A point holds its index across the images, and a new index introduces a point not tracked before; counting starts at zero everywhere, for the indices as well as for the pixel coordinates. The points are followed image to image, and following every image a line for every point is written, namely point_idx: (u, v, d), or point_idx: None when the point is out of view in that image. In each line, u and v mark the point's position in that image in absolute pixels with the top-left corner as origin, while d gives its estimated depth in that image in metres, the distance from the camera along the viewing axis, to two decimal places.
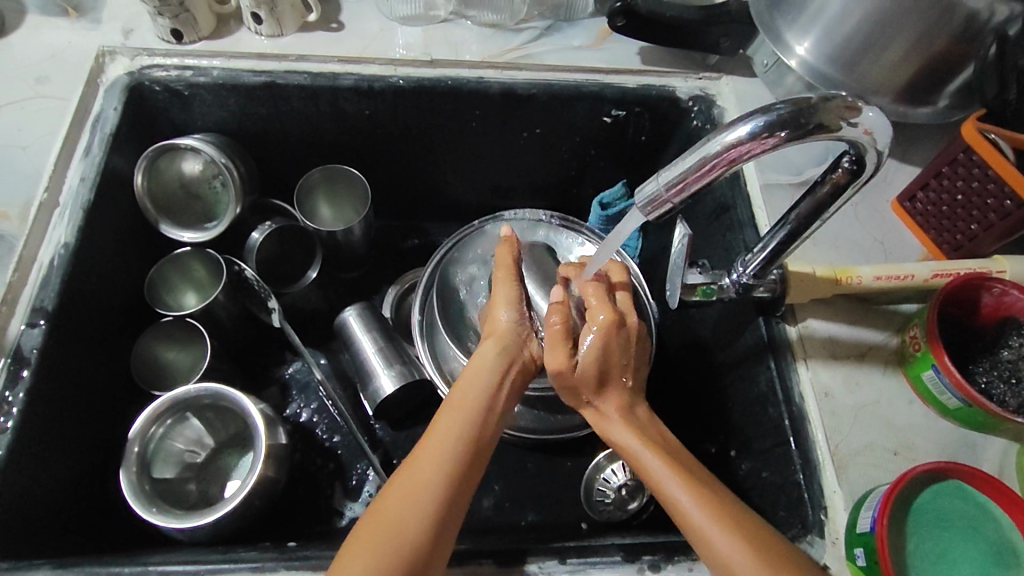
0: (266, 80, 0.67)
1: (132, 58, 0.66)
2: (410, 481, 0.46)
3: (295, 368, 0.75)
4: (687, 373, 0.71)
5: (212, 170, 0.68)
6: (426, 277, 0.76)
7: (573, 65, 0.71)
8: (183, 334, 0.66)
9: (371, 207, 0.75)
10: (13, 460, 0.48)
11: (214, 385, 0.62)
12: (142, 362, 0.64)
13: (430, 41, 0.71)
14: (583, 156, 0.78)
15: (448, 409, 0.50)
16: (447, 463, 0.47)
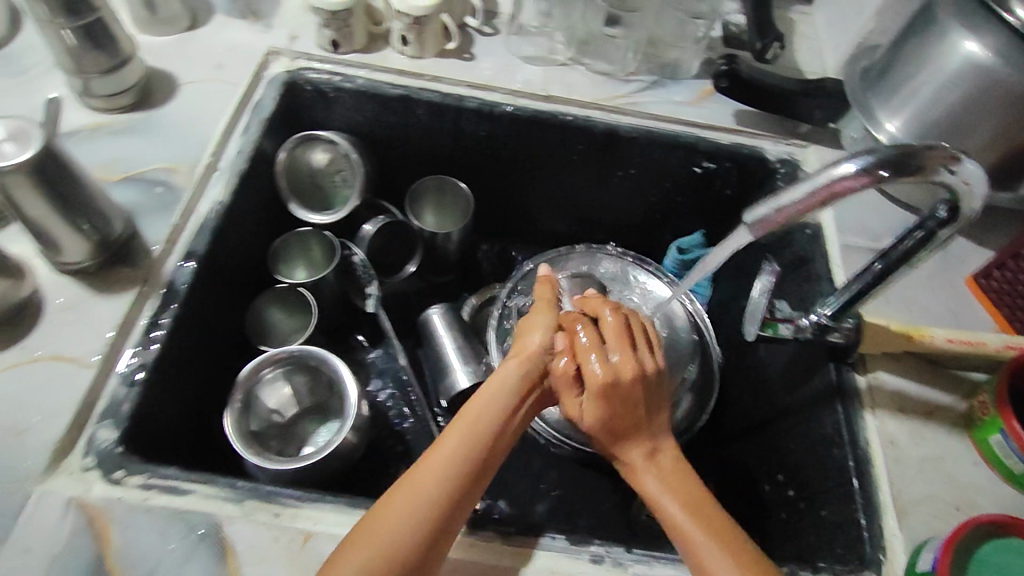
0: (402, 92, 0.76)
1: (292, 59, 0.77)
2: (411, 485, 0.47)
3: (374, 354, 0.81)
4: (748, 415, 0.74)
5: (341, 156, 0.76)
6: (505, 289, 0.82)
7: (674, 117, 0.78)
8: (293, 301, 0.73)
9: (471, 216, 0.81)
10: (155, 376, 0.54)
11: (322, 350, 0.68)
12: (253, 320, 0.71)
13: (551, 79, 0.79)
14: (669, 201, 0.84)
15: (456, 427, 0.51)
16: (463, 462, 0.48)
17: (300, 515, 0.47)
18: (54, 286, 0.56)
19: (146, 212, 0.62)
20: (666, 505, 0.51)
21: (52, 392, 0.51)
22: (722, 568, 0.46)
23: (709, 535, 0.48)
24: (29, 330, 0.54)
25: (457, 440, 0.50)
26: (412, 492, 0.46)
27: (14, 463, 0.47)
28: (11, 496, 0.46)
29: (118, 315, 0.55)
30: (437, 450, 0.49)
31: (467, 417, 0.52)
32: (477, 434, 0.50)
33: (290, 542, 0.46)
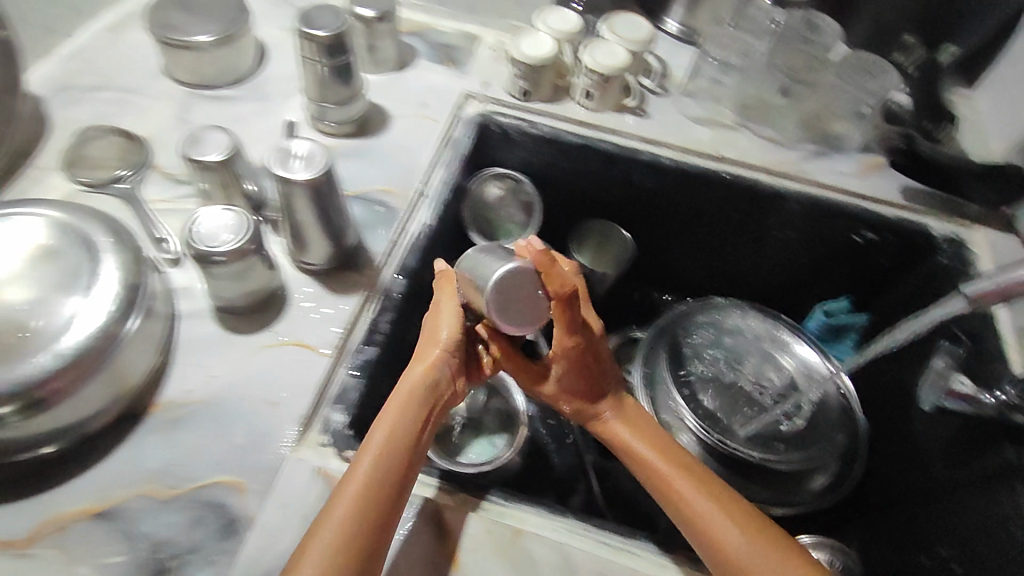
0: (583, 141, 0.83)
1: (484, 103, 0.85)
2: (365, 484, 0.49)
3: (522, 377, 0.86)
4: (896, 484, 0.75)
5: (513, 189, 0.84)
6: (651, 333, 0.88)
7: (840, 187, 0.81)
8: None
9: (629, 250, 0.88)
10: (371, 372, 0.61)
11: None
12: None
13: (720, 141, 0.84)
14: (820, 265, 0.87)
15: (381, 426, 0.53)
16: (389, 456, 0.51)
17: (507, 513, 0.54)
18: (296, 282, 0.65)
19: (369, 226, 0.70)
20: (652, 460, 0.59)
21: (298, 373, 0.59)
22: (729, 533, 0.52)
23: (705, 495, 0.55)
24: (276, 318, 0.62)
25: (391, 414, 0.53)
26: (361, 495, 0.48)
27: (272, 429, 0.55)
28: (270, 459, 0.54)
29: (348, 314, 0.63)
30: (368, 448, 0.51)
31: (391, 415, 0.53)
32: (388, 427, 0.52)
33: (503, 535, 0.53)
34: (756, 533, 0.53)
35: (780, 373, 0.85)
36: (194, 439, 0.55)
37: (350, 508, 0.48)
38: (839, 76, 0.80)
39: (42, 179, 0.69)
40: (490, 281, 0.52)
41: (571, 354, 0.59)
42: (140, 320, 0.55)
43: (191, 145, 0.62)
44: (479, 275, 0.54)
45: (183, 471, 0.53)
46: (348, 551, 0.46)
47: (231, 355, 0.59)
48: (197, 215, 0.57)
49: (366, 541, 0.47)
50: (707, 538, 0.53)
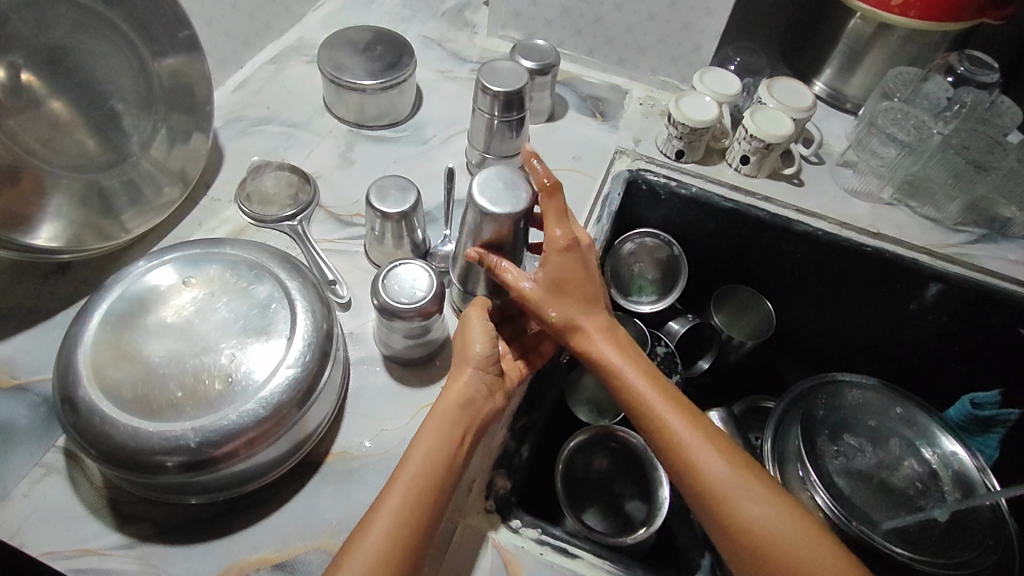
0: (734, 206, 0.82)
1: (634, 159, 0.85)
2: (397, 506, 0.46)
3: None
4: None
5: (653, 247, 0.82)
6: (782, 402, 0.82)
7: (1005, 274, 0.78)
8: None
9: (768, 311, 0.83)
10: None
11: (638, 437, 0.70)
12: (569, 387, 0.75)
13: (878, 217, 0.82)
14: (972, 356, 0.83)
15: (416, 449, 0.49)
16: (419, 489, 0.47)
17: None
18: None
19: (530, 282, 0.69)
20: (637, 385, 0.56)
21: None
22: (749, 504, 0.50)
23: (685, 421, 0.54)
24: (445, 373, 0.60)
25: (431, 427, 0.50)
26: (396, 515, 0.45)
27: None
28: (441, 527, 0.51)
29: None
30: (399, 474, 0.48)
31: (427, 436, 0.50)
32: (419, 451, 0.49)
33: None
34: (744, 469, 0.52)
35: (920, 466, 0.80)
36: (369, 496, 0.52)
37: (393, 520, 0.45)
38: (1019, 160, 0.77)
39: (218, 211, 0.71)
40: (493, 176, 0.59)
41: (563, 257, 0.57)
42: (329, 370, 0.53)
43: (377, 194, 0.63)
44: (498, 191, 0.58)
45: None
46: (390, 564, 0.44)
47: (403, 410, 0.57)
48: (398, 268, 0.57)
49: (406, 552, 0.44)
50: (694, 477, 0.52)
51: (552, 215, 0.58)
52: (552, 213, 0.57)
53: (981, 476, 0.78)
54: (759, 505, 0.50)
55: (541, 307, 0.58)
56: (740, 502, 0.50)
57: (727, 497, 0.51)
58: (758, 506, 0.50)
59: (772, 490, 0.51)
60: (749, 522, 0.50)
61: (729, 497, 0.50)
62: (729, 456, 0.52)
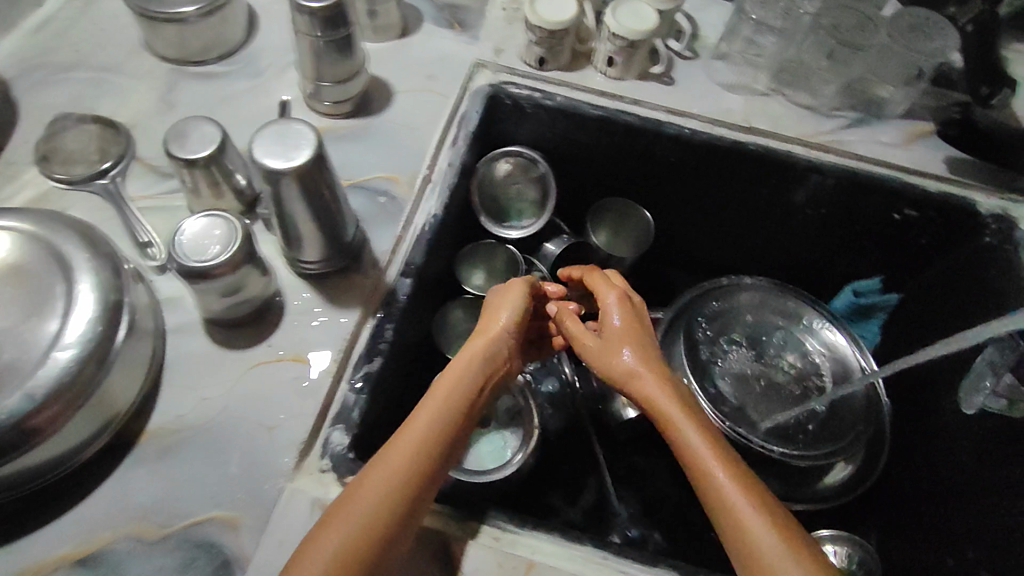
0: (603, 114, 0.77)
1: (496, 72, 0.78)
2: (395, 463, 0.46)
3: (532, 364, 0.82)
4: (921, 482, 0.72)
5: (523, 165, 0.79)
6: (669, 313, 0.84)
7: (881, 159, 0.75)
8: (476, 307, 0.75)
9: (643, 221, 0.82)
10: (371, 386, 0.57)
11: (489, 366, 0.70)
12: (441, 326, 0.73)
13: (752, 110, 0.78)
14: (852, 244, 0.82)
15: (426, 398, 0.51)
16: (416, 450, 0.47)
17: (519, 542, 0.53)
18: (292, 287, 0.60)
19: (374, 221, 0.64)
20: (684, 428, 0.53)
21: (298, 394, 0.55)
22: (763, 537, 0.47)
23: (726, 467, 0.50)
24: (273, 329, 0.57)
25: (452, 384, 0.51)
26: (386, 475, 0.46)
27: (269, 456, 0.52)
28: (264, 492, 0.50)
29: (347, 329, 0.59)
30: (409, 425, 0.49)
31: (439, 392, 0.51)
32: (437, 407, 0.50)
33: (517, 567, 0.52)
34: (786, 529, 0.47)
35: (803, 357, 0.82)
36: (187, 472, 0.50)
37: (394, 467, 0.46)
38: (891, 36, 0.73)
39: (15, 175, 0.64)
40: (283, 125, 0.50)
41: (631, 314, 0.62)
42: (128, 335, 0.49)
43: (175, 139, 0.56)
44: (287, 144, 0.49)
45: (174, 506, 0.49)
46: (374, 509, 0.44)
47: (221, 375, 0.55)
48: (182, 226, 0.52)
49: (397, 503, 0.45)
50: (725, 516, 0.49)
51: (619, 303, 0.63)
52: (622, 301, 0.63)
53: (854, 361, 0.80)
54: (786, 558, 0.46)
55: (594, 355, 0.61)
56: (766, 551, 0.46)
57: (756, 549, 0.46)
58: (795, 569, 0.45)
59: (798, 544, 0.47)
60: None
61: (758, 547, 0.46)
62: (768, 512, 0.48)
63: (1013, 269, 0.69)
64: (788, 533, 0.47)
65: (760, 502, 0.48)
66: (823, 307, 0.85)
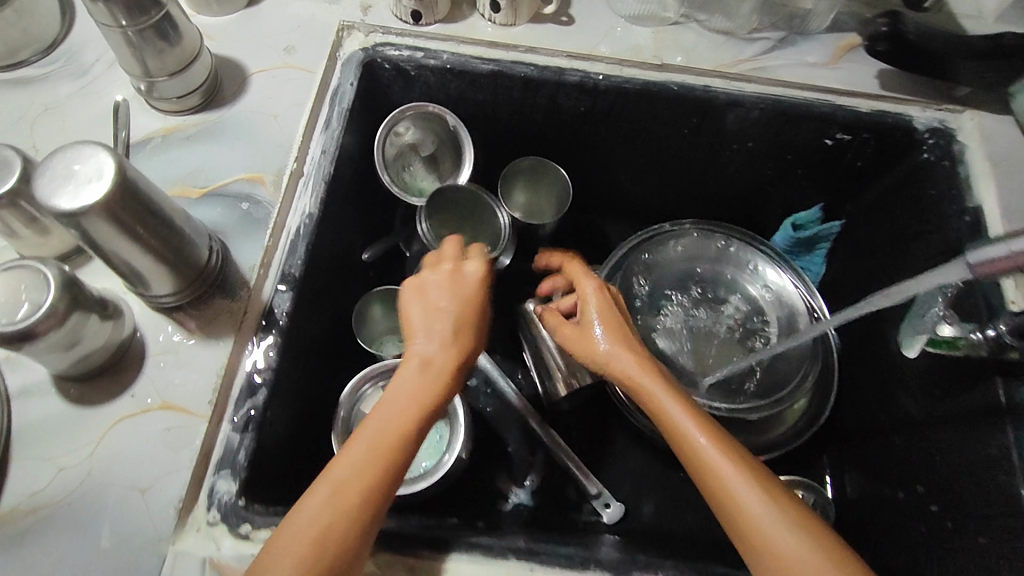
0: (494, 68, 0.68)
1: (367, 34, 0.68)
2: (348, 473, 0.44)
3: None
4: (866, 419, 0.70)
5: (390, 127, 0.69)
6: (603, 272, 0.76)
7: (806, 82, 0.68)
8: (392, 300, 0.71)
9: (554, 174, 0.75)
10: (261, 418, 0.52)
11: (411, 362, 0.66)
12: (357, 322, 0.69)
13: (660, 42, 0.69)
14: (786, 174, 0.76)
15: (386, 400, 0.47)
16: (374, 460, 0.44)
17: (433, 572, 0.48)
18: (150, 325, 0.54)
19: (237, 230, 0.58)
20: (664, 402, 0.52)
21: (167, 446, 0.49)
22: (760, 511, 0.45)
23: (713, 439, 0.49)
24: (133, 376, 0.52)
25: (405, 405, 0.47)
26: (344, 489, 0.43)
27: (132, 525, 0.47)
28: (138, 562, 0.46)
29: (219, 363, 0.52)
30: (369, 425, 0.46)
31: (402, 393, 0.47)
32: (394, 415, 0.46)
33: None
34: (780, 497, 0.46)
35: (746, 301, 0.76)
36: (45, 557, 0.46)
37: (351, 485, 0.43)
38: None
39: None
40: (75, 152, 0.43)
41: (614, 307, 0.60)
42: None
43: None
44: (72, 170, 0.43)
45: None
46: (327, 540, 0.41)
47: (74, 438, 0.49)
48: None
49: (353, 523, 0.42)
50: (715, 491, 0.47)
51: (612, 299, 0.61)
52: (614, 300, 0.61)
53: (801, 298, 0.75)
54: (783, 529, 0.44)
55: (587, 342, 0.57)
56: (764, 525, 0.44)
57: (750, 520, 0.45)
58: (792, 540, 0.44)
59: (801, 516, 0.45)
60: (777, 552, 0.43)
61: (756, 523, 0.45)
62: (770, 490, 0.46)
63: (954, 188, 0.64)
64: (784, 504, 0.45)
65: (749, 470, 0.47)
66: (761, 243, 0.79)
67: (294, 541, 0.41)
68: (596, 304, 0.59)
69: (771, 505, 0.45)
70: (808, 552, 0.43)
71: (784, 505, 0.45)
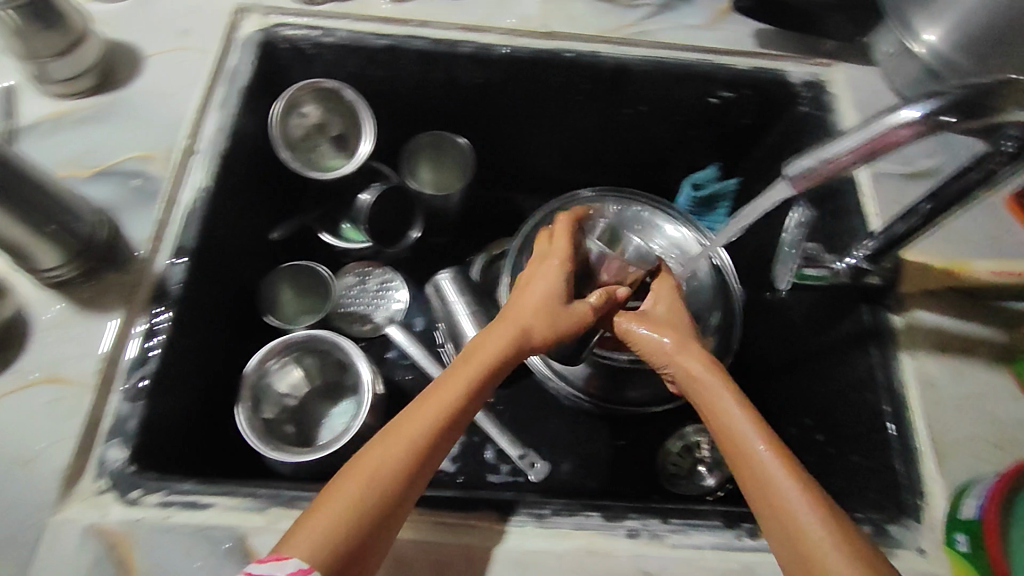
0: (389, 43, 0.70)
1: (264, 15, 0.70)
2: (403, 434, 0.48)
3: (364, 330, 0.79)
4: (762, 363, 0.75)
5: (292, 103, 0.70)
6: (517, 242, 0.80)
7: (687, 44, 0.71)
8: (302, 278, 0.75)
9: (453, 143, 0.79)
10: (155, 384, 0.54)
11: (324, 332, 0.70)
12: (264, 299, 0.72)
13: (549, 12, 0.72)
14: (681, 136, 0.79)
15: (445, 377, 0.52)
16: (429, 430, 0.48)
17: None
18: (40, 301, 0.55)
19: (127, 207, 0.59)
20: (726, 404, 0.52)
21: (57, 415, 0.50)
22: (790, 492, 0.45)
23: (761, 429, 0.49)
24: (24, 351, 0.53)
25: (460, 381, 0.52)
26: (397, 448, 0.47)
27: (21, 493, 0.48)
28: (25, 527, 0.46)
29: (109, 334, 0.54)
30: (431, 397, 0.50)
31: (461, 371, 0.53)
32: (451, 390, 0.51)
33: None
34: (807, 481, 0.46)
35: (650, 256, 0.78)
36: None
37: (395, 465, 0.46)
38: None
39: None
40: None
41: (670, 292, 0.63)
42: None
43: None
44: None
45: None
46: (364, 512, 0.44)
47: None
48: None
49: (385, 496, 0.45)
50: (746, 472, 0.48)
51: (665, 288, 0.64)
52: (665, 287, 0.64)
53: (693, 241, 0.78)
54: (824, 537, 0.43)
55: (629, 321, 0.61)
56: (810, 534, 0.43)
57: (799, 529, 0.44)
58: (838, 556, 0.42)
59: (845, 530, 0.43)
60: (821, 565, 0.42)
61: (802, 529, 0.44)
62: (795, 471, 0.46)
63: (826, 136, 0.68)
64: (826, 511, 0.44)
65: (805, 484, 0.46)
66: (667, 206, 0.82)
67: (337, 509, 0.44)
68: (660, 292, 0.64)
69: (797, 483, 0.46)
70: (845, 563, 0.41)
71: (811, 487, 0.45)
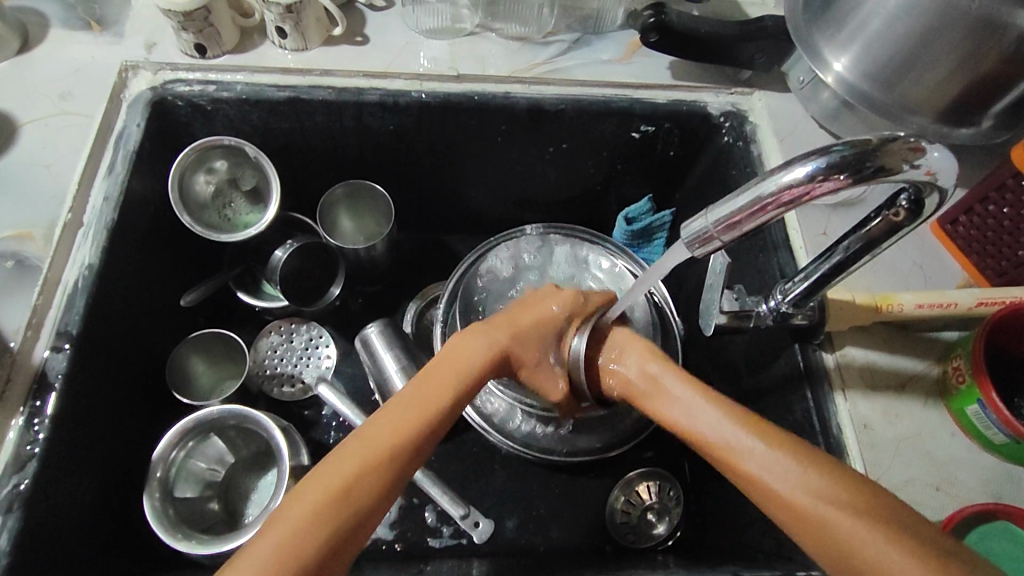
0: (290, 94, 0.66)
1: (155, 72, 0.65)
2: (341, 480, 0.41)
3: (291, 392, 0.73)
4: None
5: (200, 160, 0.66)
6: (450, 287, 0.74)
7: (601, 79, 0.70)
8: (216, 345, 0.71)
9: (372, 196, 0.76)
10: (35, 490, 0.49)
11: (238, 406, 0.63)
12: (174, 372, 0.69)
13: (457, 53, 0.70)
14: (609, 171, 0.77)
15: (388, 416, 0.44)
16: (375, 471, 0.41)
17: None
18: None
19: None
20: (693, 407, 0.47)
21: None
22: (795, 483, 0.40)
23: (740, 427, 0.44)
24: None
25: (406, 421, 0.44)
26: (335, 499, 0.40)
27: None
28: None
29: None
30: (371, 440, 0.43)
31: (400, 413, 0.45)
32: (394, 433, 0.43)
33: None
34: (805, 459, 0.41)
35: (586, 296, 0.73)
36: None
37: (354, 503, 0.40)
38: None
39: None
40: None
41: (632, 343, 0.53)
42: None
43: None
44: None
45: None
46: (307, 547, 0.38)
47: None
48: None
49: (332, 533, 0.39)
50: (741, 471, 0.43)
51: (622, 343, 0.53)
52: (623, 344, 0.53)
53: (630, 274, 0.73)
54: (808, 486, 0.40)
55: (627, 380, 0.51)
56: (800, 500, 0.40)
57: (749, 472, 0.42)
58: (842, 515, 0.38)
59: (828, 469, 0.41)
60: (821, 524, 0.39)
61: (785, 496, 0.40)
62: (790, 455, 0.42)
63: (749, 167, 0.66)
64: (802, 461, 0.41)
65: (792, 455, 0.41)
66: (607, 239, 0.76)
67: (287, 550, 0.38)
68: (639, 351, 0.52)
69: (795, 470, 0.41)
70: (809, 484, 0.40)
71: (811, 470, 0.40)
